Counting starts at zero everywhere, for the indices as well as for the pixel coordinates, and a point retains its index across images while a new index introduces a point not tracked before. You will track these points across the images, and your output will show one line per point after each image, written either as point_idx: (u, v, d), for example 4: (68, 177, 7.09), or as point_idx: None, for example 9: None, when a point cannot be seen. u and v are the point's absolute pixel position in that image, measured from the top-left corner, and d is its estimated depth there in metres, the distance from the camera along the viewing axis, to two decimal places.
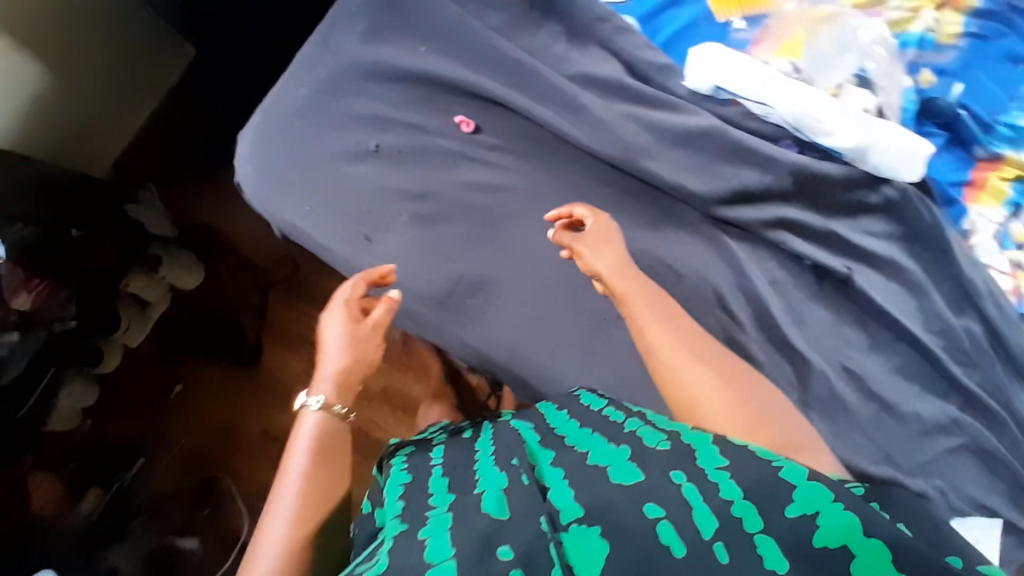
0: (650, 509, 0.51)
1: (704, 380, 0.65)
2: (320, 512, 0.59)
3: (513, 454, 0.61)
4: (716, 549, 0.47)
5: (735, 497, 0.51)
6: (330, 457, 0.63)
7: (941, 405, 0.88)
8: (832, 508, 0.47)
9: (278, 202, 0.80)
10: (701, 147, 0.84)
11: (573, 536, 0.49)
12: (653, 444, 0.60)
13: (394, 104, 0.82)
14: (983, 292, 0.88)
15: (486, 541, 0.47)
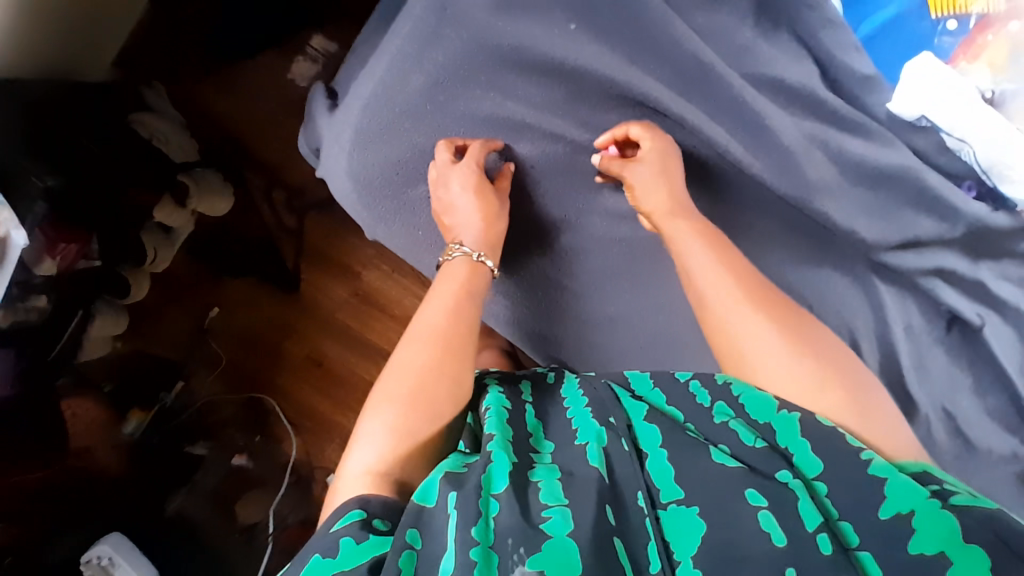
0: (753, 497, 0.53)
1: (784, 368, 0.62)
2: (447, 357, 0.61)
3: (609, 412, 0.64)
4: (818, 541, 0.50)
5: (831, 511, 0.54)
6: (471, 299, 0.65)
7: None
8: (929, 507, 0.50)
9: (389, 219, 0.69)
10: (884, 186, 0.72)
11: (671, 514, 0.54)
12: (749, 441, 0.59)
13: (536, 106, 0.66)
14: None
15: (599, 498, 0.53)
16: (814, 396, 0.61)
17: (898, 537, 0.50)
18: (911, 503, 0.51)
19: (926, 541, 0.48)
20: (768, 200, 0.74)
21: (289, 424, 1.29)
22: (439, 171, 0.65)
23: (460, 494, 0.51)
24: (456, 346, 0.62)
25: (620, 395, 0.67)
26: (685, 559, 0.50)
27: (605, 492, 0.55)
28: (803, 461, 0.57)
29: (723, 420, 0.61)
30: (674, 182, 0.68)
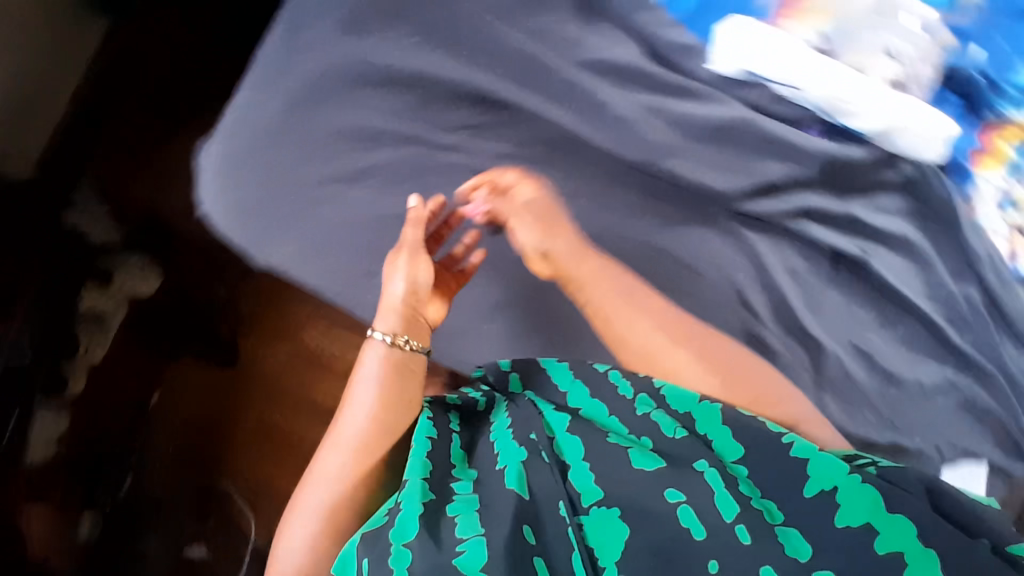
0: (673, 495, 0.69)
1: (694, 371, 0.82)
2: (362, 451, 0.73)
3: (530, 426, 0.76)
4: (764, 573, 0.63)
5: (754, 493, 0.70)
6: (408, 376, 0.78)
7: (939, 369, 0.93)
8: (853, 481, 0.66)
9: (268, 235, 0.73)
10: (729, 140, 0.77)
11: (597, 516, 0.68)
12: (670, 433, 0.74)
13: (390, 116, 0.72)
14: (982, 260, 0.91)
15: (516, 522, 0.65)
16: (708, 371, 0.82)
17: (848, 527, 0.65)
18: (833, 479, 0.67)
19: (853, 517, 0.65)
20: (627, 173, 0.77)
21: (246, 508, 1.25)
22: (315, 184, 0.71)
23: (372, 559, 0.62)
24: (369, 451, 0.73)
25: (547, 405, 0.79)
26: (608, 564, 0.66)
27: (523, 512, 0.67)
28: (722, 455, 0.73)
29: (646, 412, 0.76)
30: (559, 228, 0.77)
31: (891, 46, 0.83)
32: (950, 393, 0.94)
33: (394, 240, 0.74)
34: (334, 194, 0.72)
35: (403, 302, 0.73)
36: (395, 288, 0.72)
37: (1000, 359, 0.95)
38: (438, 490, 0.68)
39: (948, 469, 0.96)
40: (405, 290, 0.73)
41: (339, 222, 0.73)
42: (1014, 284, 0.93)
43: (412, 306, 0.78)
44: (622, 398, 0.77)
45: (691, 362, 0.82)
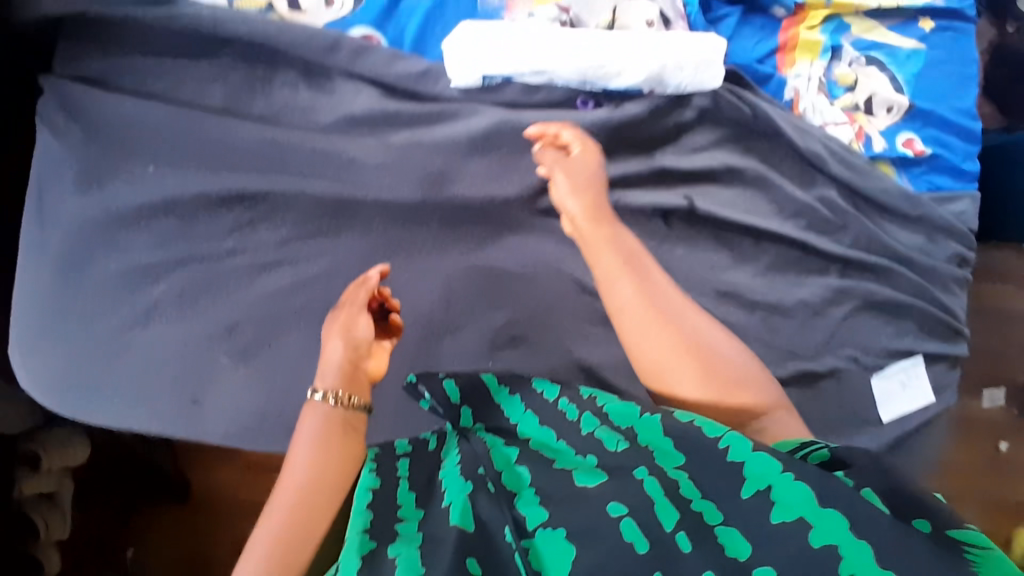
0: (615, 509, 0.52)
1: (680, 364, 0.60)
2: (305, 494, 0.58)
3: (479, 459, 0.61)
4: (677, 540, 0.49)
5: (694, 494, 0.54)
6: (346, 436, 0.62)
7: (822, 281, 0.89)
8: (784, 480, 0.50)
9: (83, 406, 0.70)
10: (497, 145, 0.76)
11: (545, 540, 0.52)
12: (613, 447, 0.59)
13: (157, 246, 0.71)
14: (825, 157, 0.88)
15: (459, 553, 0.51)
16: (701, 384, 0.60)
17: (762, 510, 0.50)
18: (766, 478, 0.51)
19: (788, 511, 0.49)
20: (413, 212, 0.76)
21: None
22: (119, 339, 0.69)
23: None
24: (316, 499, 0.58)
25: (496, 440, 0.65)
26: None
27: (468, 543, 0.52)
28: (663, 459, 0.57)
29: (590, 431, 0.61)
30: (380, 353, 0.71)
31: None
32: (843, 300, 0.89)
33: (207, 363, 0.71)
34: (132, 341, 0.70)
35: (347, 368, 0.67)
36: (334, 349, 0.68)
37: (888, 247, 0.91)
38: (381, 535, 0.54)
39: (877, 376, 0.91)
40: (346, 359, 0.67)
41: (149, 365, 0.70)
42: (868, 166, 0.90)
43: (356, 365, 0.67)
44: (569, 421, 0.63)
45: (687, 355, 0.61)
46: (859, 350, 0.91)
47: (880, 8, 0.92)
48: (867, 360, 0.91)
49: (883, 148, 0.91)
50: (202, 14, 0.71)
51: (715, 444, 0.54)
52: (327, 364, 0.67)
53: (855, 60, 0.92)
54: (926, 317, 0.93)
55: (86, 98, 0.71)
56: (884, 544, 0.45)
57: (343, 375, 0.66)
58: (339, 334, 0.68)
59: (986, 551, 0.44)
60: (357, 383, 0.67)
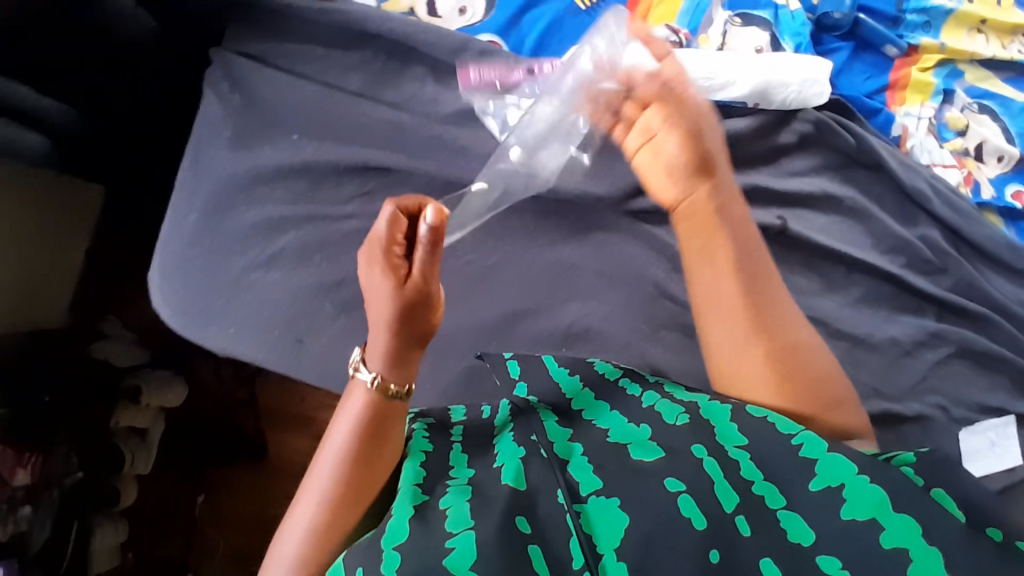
0: (672, 484, 0.57)
1: (734, 335, 0.67)
2: (346, 463, 0.65)
3: (532, 427, 0.67)
4: (737, 522, 0.55)
5: (755, 476, 0.59)
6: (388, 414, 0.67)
7: (916, 321, 0.86)
8: (857, 481, 0.54)
9: (202, 332, 0.79)
10: (599, 147, 0.81)
11: (595, 506, 0.57)
12: (671, 420, 0.65)
13: (288, 203, 0.80)
14: (929, 195, 0.87)
15: (507, 511, 0.56)
16: (779, 382, 0.65)
17: (832, 506, 0.54)
18: (839, 476, 0.55)
19: (859, 511, 0.53)
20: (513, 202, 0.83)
21: None
22: (243, 279, 0.79)
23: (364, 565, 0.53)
24: (356, 477, 0.64)
25: (547, 410, 0.69)
26: (607, 551, 0.54)
27: (518, 501, 0.58)
28: (723, 437, 0.62)
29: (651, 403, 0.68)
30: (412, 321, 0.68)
31: (734, 19, 0.88)
32: (937, 344, 0.86)
33: (313, 310, 0.79)
34: (253, 282, 0.79)
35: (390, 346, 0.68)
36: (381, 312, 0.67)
37: (987, 296, 0.88)
38: (431, 491, 0.61)
39: (968, 430, 0.87)
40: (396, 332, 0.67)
41: (265, 304, 0.79)
42: (973, 211, 0.88)
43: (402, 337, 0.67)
44: (632, 396, 0.70)
45: (749, 338, 0.66)
46: (946, 400, 0.87)
47: (993, 58, 0.92)
48: (957, 412, 0.87)
49: (991, 195, 0.90)
50: (356, 11, 0.81)
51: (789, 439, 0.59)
52: (375, 350, 0.69)
53: (968, 106, 0.91)
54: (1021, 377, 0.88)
55: (249, 73, 0.82)
56: (957, 555, 0.49)
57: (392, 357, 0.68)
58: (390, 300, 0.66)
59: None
60: (403, 363, 0.68)
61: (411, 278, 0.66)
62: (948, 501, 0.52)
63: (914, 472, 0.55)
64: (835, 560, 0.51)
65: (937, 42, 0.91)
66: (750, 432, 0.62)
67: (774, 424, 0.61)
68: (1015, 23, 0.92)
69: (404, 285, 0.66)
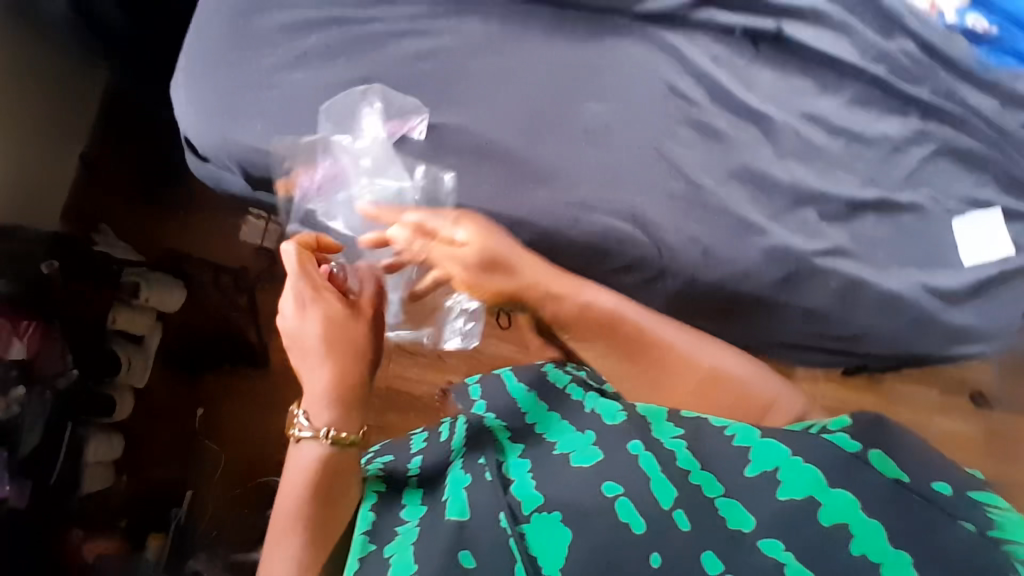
0: (610, 488, 0.54)
1: (608, 361, 0.69)
2: (303, 514, 0.57)
3: (483, 451, 0.68)
4: (675, 519, 0.49)
5: (691, 465, 0.54)
6: (337, 479, 0.60)
7: (904, 121, 0.93)
8: (793, 464, 0.48)
9: (229, 128, 0.81)
10: None
11: (537, 526, 0.54)
12: (611, 419, 0.64)
13: (316, 6, 0.83)
14: (903, 10, 0.95)
15: (450, 546, 0.53)
16: (702, 404, 0.64)
17: (764, 489, 0.48)
18: (774, 460, 0.49)
19: (796, 490, 0.47)
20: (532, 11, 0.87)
21: None
22: (269, 77, 0.82)
23: None
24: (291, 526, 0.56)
25: (500, 425, 0.72)
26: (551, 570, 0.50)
27: (461, 539, 0.55)
28: (660, 431, 0.59)
29: (591, 406, 0.68)
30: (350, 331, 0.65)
31: None
32: (923, 141, 0.93)
33: (336, 107, 0.82)
34: (280, 80, 0.82)
35: (339, 392, 0.61)
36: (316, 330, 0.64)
37: (965, 100, 0.96)
38: (379, 539, 0.58)
39: (959, 220, 0.93)
40: (346, 366, 0.62)
41: (298, 100, 0.81)
42: (942, 28, 0.96)
43: (354, 381, 0.63)
44: (574, 398, 0.72)
45: (613, 360, 0.68)
46: (937, 192, 0.93)
47: None
48: (947, 205, 0.93)
49: (956, 20, 0.98)
50: None
51: (721, 433, 0.55)
52: (313, 386, 0.61)
53: None
54: (1001, 173, 0.95)
55: None
56: (920, 545, 0.41)
57: (332, 404, 0.60)
58: (319, 318, 0.64)
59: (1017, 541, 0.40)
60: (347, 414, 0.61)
61: (359, 301, 0.69)
62: (885, 463, 0.45)
63: (847, 438, 0.48)
64: (779, 542, 0.45)
65: None
66: (687, 423, 0.58)
67: (710, 421, 0.58)
68: None
69: (341, 307, 0.66)
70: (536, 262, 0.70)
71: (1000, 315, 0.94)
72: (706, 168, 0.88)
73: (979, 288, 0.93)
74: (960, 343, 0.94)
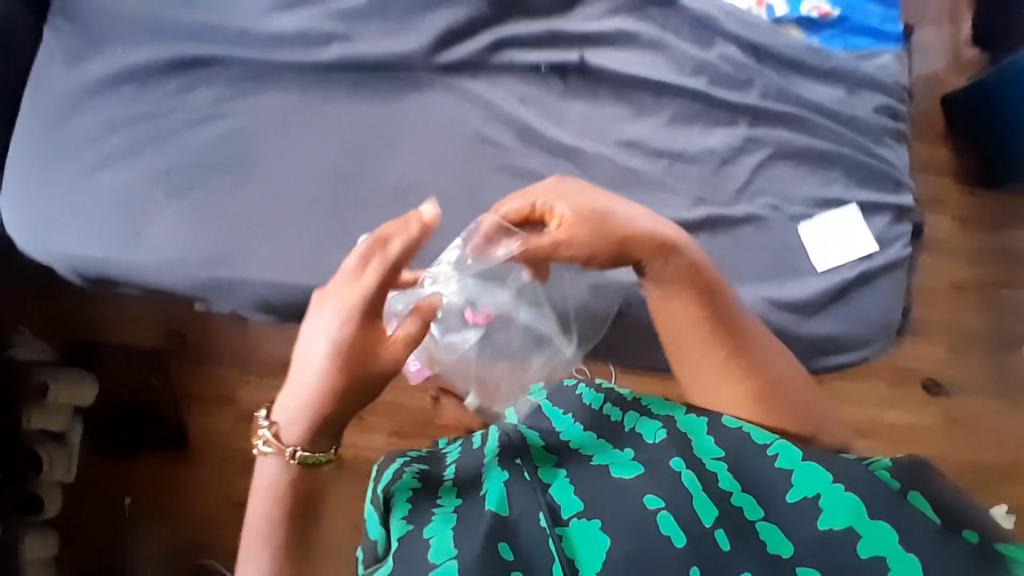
0: (652, 501, 0.54)
1: (694, 355, 0.68)
2: (273, 532, 0.56)
3: (519, 452, 0.66)
4: (716, 539, 0.50)
5: (734, 489, 0.55)
6: (294, 501, 0.58)
7: (732, 131, 0.90)
8: (834, 491, 0.50)
9: (48, 241, 0.81)
10: (395, 10, 0.86)
11: (578, 529, 0.55)
12: (650, 438, 0.63)
13: (118, 107, 0.83)
14: (718, 18, 0.93)
15: (489, 538, 0.53)
16: (758, 413, 0.64)
17: (809, 518, 0.50)
18: (815, 487, 0.51)
19: (836, 521, 0.48)
20: (333, 75, 0.86)
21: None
22: (79, 183, 0.82)
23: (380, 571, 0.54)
24: (298, 503, 0.58)
25: (536, 439, 0.70)
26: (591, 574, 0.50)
27: (501, 529, 0.55)
28: (699, 449, 0.60)
29: (632, 427, 0.67)
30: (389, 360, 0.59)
31: None
32: (755, 148, 0.90)
33: (144, 202, 0.81)
34: (88, 183, 0.82)
35: (316, 398, 0.57)
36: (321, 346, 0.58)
37: (797, 97, 0.92)
38: (416, 519, 0.60)
39: (809, 224, 0.89)
40: (331, 357, 0.57)
41: (110, 202, 0.81)
42: (768, 26, 0.94)
43: (338, 394, 0.57)
44: (613, 423, 0.69)
45: (696, 348, 0.68)
46: (779, 199, 0.89)
47: None
48: (796, 209, 0.89)
49: (786, 12, 0.96)
50: None
51: (765, 454, 0.56)
52: (291, 403, 0.59)
53: None
54: (854, 166, 0.91)
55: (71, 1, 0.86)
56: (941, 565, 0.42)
57: (307, 423, 0.58)
58: (330, 323, 0.57)
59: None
60: (324, 433, 0.59)
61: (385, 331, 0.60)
62: (924, 503, 0.46)
63: (892, 477, 0.49)
64: (815, 571, 0.46)
65: None
66: (727, 444, 0.59)
67: (751, 437, 0.58)
68: None
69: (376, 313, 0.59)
70: (679, 279, 0.68)
71: (871, 319, 0.88)
72: None
73: (841, 293, 0.88)
74: (830, 354, 0.88)
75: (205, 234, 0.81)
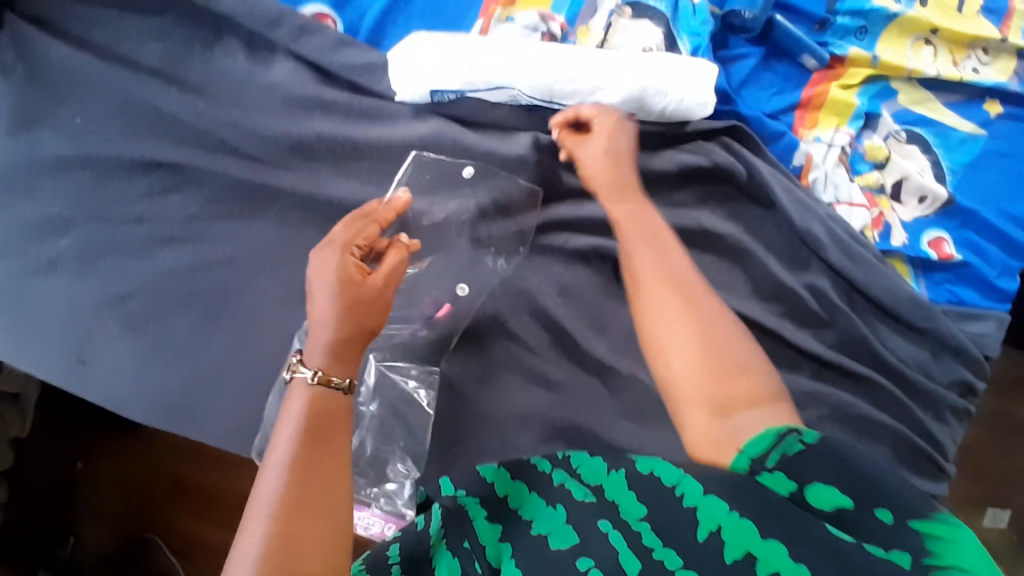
0: (583, 563, 0.50)
1: (666, 314, 0.63)
2: (294, 494, 0.50)
3: (463, 532, 0.57)
4: None
5: (655, 542, 0.49)
6: (323, 435, 0.54)
7: (789, 376, 0.77)
8: (730, 518, 0.48)
9: None
10: (440, 155, 0.71)
11: None
12: (580, 498, 0.55)
13: (72, 198, 0.69)
14: (823, 241, 0.76)
15: None
16: (722, 383, 0.57)
17: (708, 559, 0.47)
18: (716, 518, 0.48)
19: (734, 547, 0.46)
20: (339, 210, 0.70)
21: (172, 557, 1.25)
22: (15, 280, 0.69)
23: None
24: (333, 427, 0.55)
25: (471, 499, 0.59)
26: None
27: None
28: (626, 510, 0.52)
29: (560, 481, 0.57)
30: (379, 281, 0.61)
31: (624, 9, 0.74)
32: (808, 405, 0.77)
33: (91, 326, 0.69)
34: (27, 288, 0.69)
35: (341, 337, 0.58)
36: (326, 287, 0.59)
37: (875, 355, 0.77)
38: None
39: None
40: (340, 305, 0.58)
41: (45, 315, 0.69)
42: (878, 262, 0.77)
43: (354, 338, 0.59)
44: (543, 472, 0.59)
45: (682, 333, 0.61)
46: None
47: (937, 77, 0.78)
48: None
49: (902, 242, 0.78)
50: None
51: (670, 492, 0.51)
52: (315, 342, 0.58)
53: (892, 134, 0.79)
54: (912, 447, 0.77)
55: (36, 44, 0.70)
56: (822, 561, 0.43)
57: (331, 352, 0.57)
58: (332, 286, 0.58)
59: (955, 565, 0.41)
60: (350, 357, 0.59)
61: (374, 275, 0.61)
62: (827, 495, 0.48)
63: (784, 478, 0.49)
64: None
65: (870, 53, 0.77)
66: (651, 502, 0.52)
67: (663, 472, 0.53)
68: (977, 35, 0.78)
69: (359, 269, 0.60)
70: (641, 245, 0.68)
71: None
72: (527, 426, 0.72)
73: None
74: None
75: (151, 381, 0.69)
